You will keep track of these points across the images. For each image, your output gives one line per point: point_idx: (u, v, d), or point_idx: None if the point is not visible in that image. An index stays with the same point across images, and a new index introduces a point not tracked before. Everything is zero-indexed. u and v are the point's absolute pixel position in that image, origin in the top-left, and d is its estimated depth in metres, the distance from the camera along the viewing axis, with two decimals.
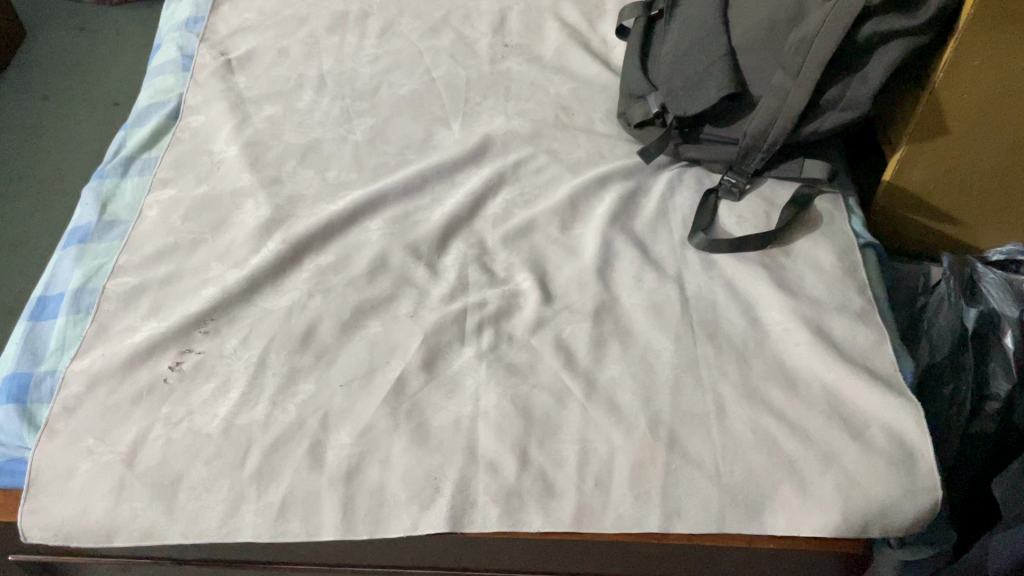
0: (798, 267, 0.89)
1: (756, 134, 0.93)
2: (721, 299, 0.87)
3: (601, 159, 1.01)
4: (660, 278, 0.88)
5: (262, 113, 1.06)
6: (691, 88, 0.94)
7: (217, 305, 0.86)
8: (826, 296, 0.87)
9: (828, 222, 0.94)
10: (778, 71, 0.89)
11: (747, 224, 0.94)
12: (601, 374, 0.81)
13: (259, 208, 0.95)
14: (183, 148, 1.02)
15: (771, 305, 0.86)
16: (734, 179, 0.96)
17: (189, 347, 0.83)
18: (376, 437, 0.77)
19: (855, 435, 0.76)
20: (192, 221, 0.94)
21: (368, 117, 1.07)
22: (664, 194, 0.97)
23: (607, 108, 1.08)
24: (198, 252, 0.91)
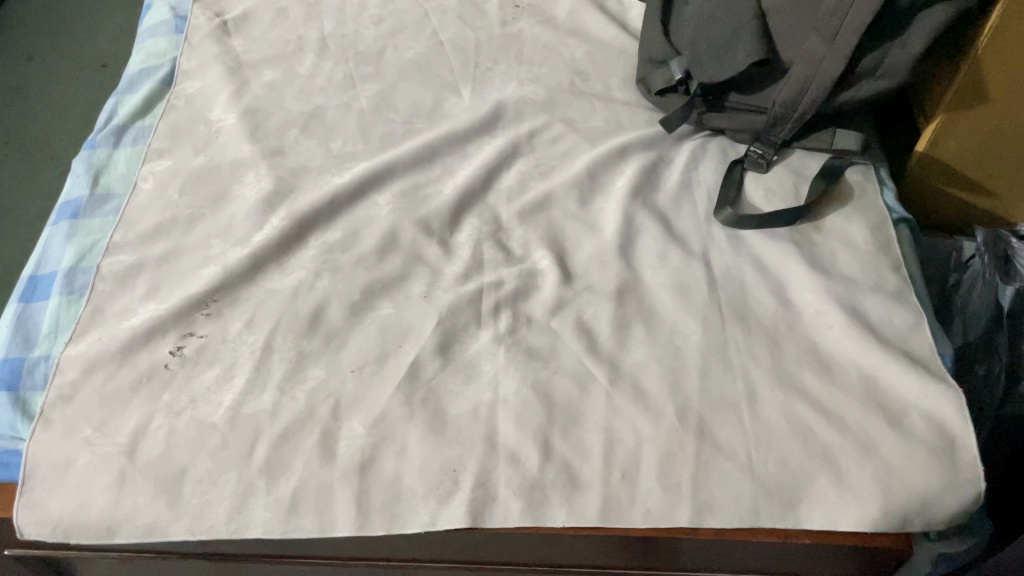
0: (830, 244, 0.85)
1: (786, 103, 0.88)
2: (750, 278, 0.83)
3: (620, 128, 0.97)
4: (685, 255, 0.84)
5: (260, 78, 1.01)
6: (717, 53, 0.89)
7: (219, 286, 0.81)
8: (860, 275, 0.82)
9: (859, 195, 0.89)
10: (811, 35, 0.84)
11: (776, 197, 0.89)
12: (626, 359, 0.77)
13: (261, 180, 0.90)
14: (178, 116, 0.96)
15: (802, 285, 0.82)
16: (761, 150, 0.92)
17: (190, 330, 0.78)
18: (390, 426, 0.73)
19: (894, 423, 0.72)
20: (190, 194, 0.89)
21: (374, 83, 1.01)
22: (687, 165, 0.92)
23: (624, 74, 1.03)
24: (197, 228, 0.86)
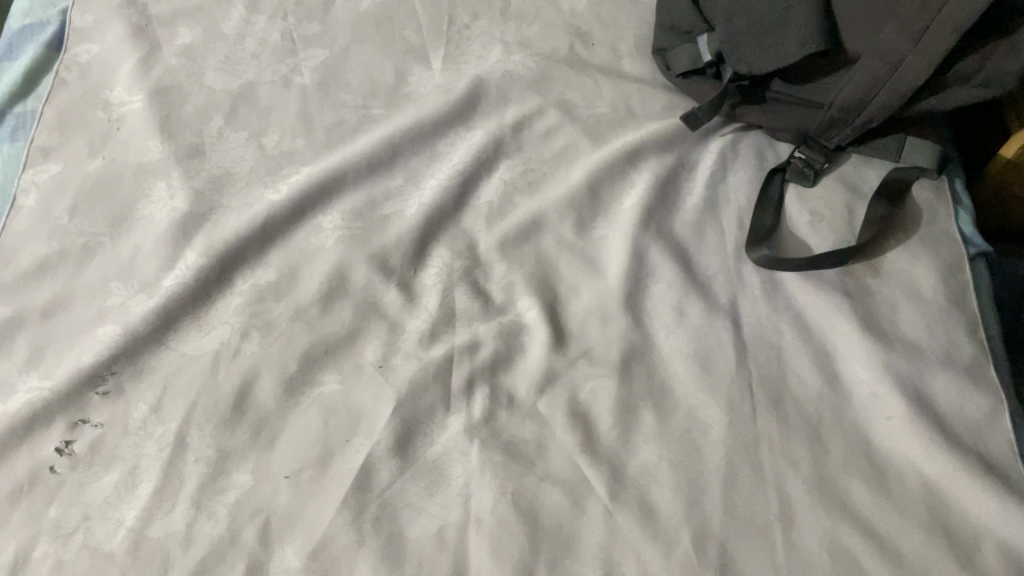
0: (890, 293, 0.68)
1: (847, 106, 0.68)
2: (789, 343, 0.66)
3: (631, 119, 0.76)
4: (709, 309, 0.67)
5: (175, 40, 0.79)
6: (761, 35, 0.68)
7: (118, 355, 0.64)
8: (928, 342, 0.65)
9: (929, 221, 0.71)
10: (890, 24, 0.63)
11: (824, 224, 0.70)
12: (630, 459, 0.62)
13: (173, 196, 0.71)
14: (68, 96, 0.76)
15: (854, 356, 0.65)
16: (808, 156, 0.73)
17: (82, 418, 0.62)
18: (332, 558, 0.57)
19: (964, 559, 0.57)
20: (83, 215, 0.70)
21: (319, 46, 0.80)
22: (714, 175, 0.73)
23: (637, 36, 0.81)
24: (91, 265, 0.68)
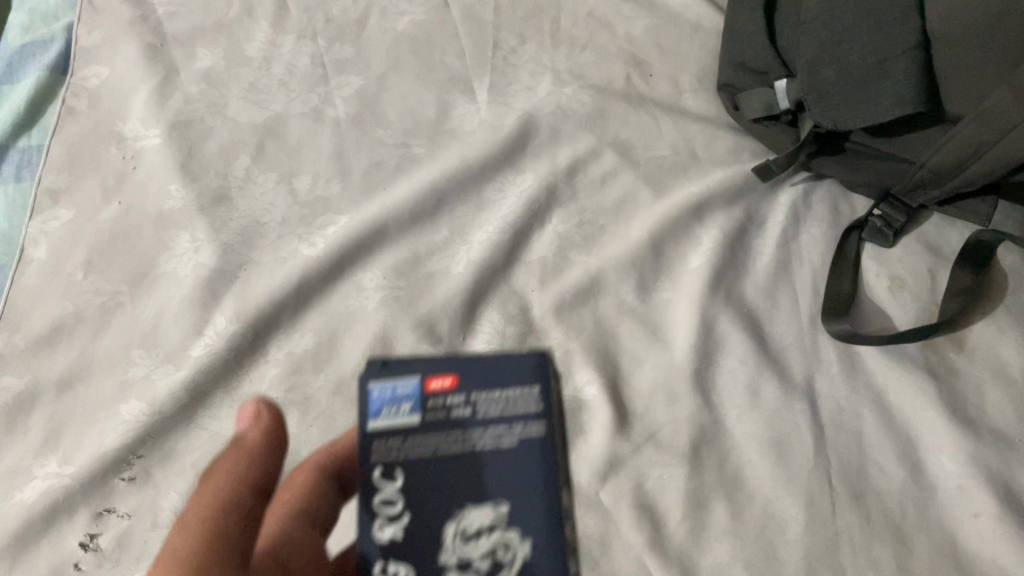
0: (977, 371, 0.62)
1: (940, 169, 0.62)
2: (869, 429, 0.61)
3: (695, 164, 0.71)
4: (784, 389, 0.62)
5: (193, 63, 0.72)
6: (850, 87, 0.61)
7: (143, 436, 0.59)
8: (1016, 430, 0.60)
9: (1016, 288, 0.65)
10: (1001, 90, 0.56)
11: (905, 291, 0.65)
12: (702, 559, 0.57)
13: (199, 249, 0.64)
14: (78, 129, 0.68)
15: (938, 445, 0.60)
16: (887, 214, 0.67)
17: (107, 507, 0.57)
18: None
19: None
20: (99, 272, 0.64)
21: (353, 74, 0.73)
22: (786, 233, 0.68)
23: (700, 68, 0.75)
24: (110, 330, 0.62)
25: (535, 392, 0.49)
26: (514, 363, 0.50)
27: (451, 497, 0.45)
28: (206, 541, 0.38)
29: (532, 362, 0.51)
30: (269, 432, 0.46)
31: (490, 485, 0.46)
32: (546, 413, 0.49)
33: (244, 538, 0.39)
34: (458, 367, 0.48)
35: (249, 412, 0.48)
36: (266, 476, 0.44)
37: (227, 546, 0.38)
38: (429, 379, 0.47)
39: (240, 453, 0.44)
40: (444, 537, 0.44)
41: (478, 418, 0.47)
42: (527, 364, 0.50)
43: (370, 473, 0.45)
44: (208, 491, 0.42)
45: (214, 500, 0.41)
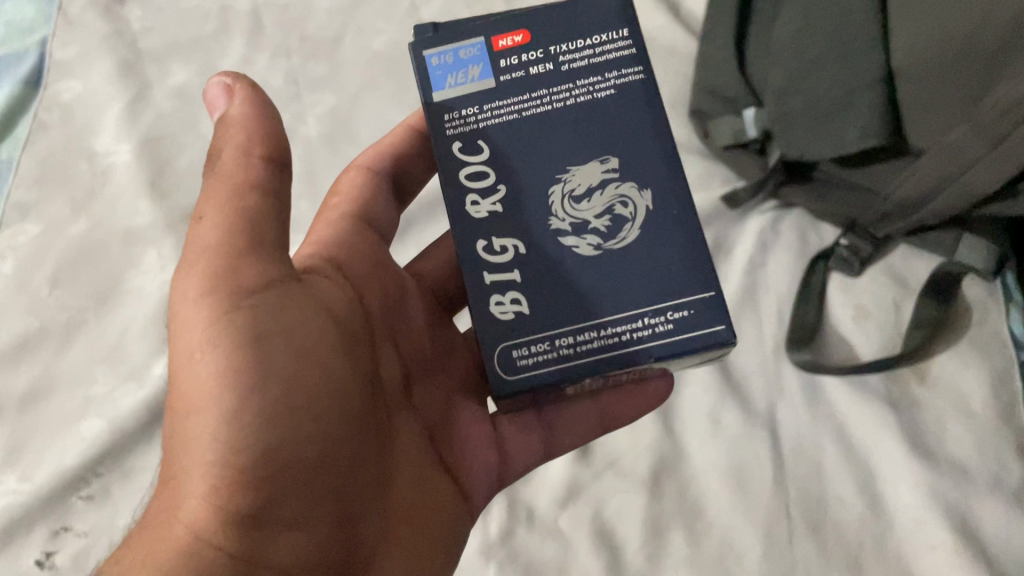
0: (937, 404, 0.63)
1: (903, 201, 0.63)
2: (829, 459, 0.61)
3: None
4: (745, 417, 0.62)
5: (167, 79, 0.72)
6: (817, 118, 0.62)
7: (103, 455, 0.58)
8: (976, 463, 0.60)
9: (978, 321, 0.66)
10: (962, 126, 0.56)
11: (869, 321, 0.66)
12: None
13: (165, 266, 0.64)
14: (49, 143, 0.69)
15: (897, 476, 0.60)
16: (854, 244, 0.67)
17: (64, 526, 0.57)
18: None
19: None
20: (65, 288, 0.64)
21: (326, 92, 0.73)
22: (753, 260, 0.68)
23: (674, 93, 0.75)
24: (73, 346, 0.62)
25: (630, 50, 0.44)
26: (590, 11, 0.44)
27: (556, 159, 0.42)
28: (238, 340, 0.36)
29: (618, 1, 0.44)
30: (253, 125, 0.39)
31: (595, 141, 0.43)
32: (641, 54, 0.44)
33: (258, 312, 0.37)
34: (527, 21, 0.44)
35: (218, 91, 0.40)
36: (252, 184, 0.38)
37: (245, 330, 0.36)
38: (497, 38, 0.43)
39: (239, 130, 0.39)
40: (567, 245, 0.41)
41: (562, 69, 0.43)
42: (609, 13, 0.44)
43: (460, 175, 0.42)
44: (208, 233, 0.37)
45: (216, 244, 0.37)
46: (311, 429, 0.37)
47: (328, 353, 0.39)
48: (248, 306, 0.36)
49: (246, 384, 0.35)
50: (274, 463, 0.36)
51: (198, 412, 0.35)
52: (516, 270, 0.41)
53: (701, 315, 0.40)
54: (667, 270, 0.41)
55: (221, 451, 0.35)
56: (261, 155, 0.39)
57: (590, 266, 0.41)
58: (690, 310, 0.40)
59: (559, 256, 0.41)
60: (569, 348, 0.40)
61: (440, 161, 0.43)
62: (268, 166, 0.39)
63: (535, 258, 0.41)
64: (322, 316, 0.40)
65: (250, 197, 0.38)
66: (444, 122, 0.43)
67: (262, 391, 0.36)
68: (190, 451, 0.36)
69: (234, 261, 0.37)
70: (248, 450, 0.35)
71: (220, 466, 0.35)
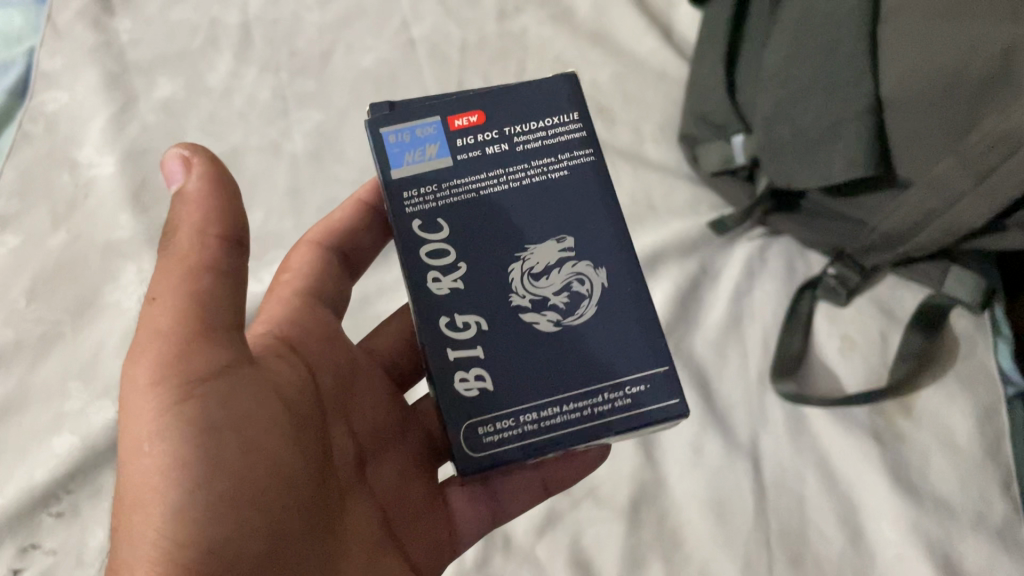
0: (922, 438, 0.62)
1: (888, 233, 0.62)
2: (811, 492, 0.60)
3: (653, 215, 0.70)
4: (728, 447, 0.61)
5: (153, 93, 0.71)
6: (804, 147, 0.61)
7: (74, 472, 0.57)
8: (959, 500, 0.59)
9: (966, 354, 0.65)
10: (950, 158, 0.56)
11: (855, 352, 0.65)
12: None
13: (145, 281, 0.64)
14: (32, 154, 0.68)
15: (880, 512, 0.59)
16: (842, 274, 0.67)
17: (32, 543, 0.55)
18: None
19: None
20: (42, 301, 0.63)
21: (313, 109, 0.72)
22: (740, 287, 0.67)
23: (663, 117, 0.75)
24: (48, 360, 0.61)
25: (582, 133, 0.43)
26: (544, 89, 0.44)
27: (515, 238, 0.42)
28: (190, 428, 0.35)
29: (569, 83, 0.44)
30: (216, 210, 0.39)
31: (550, 221, 0.42)
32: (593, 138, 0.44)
33: (212, 399, 0.36)
34: (483, 103, 0.43)
35: (174, 163, 0.40)
36: (206, 268, 0.38)
37: (196, 419, 0.35)
38: (452, 117, 0.42)
39: (195, 208, 0.39)
40: (528, 321, 0.41)
41: (518, 149, 0.43)
42: (562, 90, 0.44)
43: (420, 256, 0.41)
44: (159, 316, 0.37)
45: (171, 327, 0.36)
46: (257, 522, 0.35)
47: (282, 446, 0.38)
48: (200, 394, 0.35)
49: (194, 475, 0.34)
50: (219, 559, 0.34)
51: (146, 504, 0.34)
52: (484, 350, 0.40)
53: (654, 393, 0.40)
54: (624, 348, 0.41)
55: (169, 544, 0.33)
56: (218, 237, 0.39)
57: (553, 339, 0.41)
58: (648, 384, 0.40)
59: (518, 337, 0.41)
60: (532, 426, 0.39)
61: (401, 241, 0.41)
62: (223, 246, 0.39)
63: (495, 339, 0.40)
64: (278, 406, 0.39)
65: (203, 282, 0.38)
66: (404, 201, 0.42)
67: (212, 483, 0.34)
68: (133, 545, 0.34)
69: (184, 347, 0.36)
70: (196, 545, 0.34)
71: (168, 558, 0.33)
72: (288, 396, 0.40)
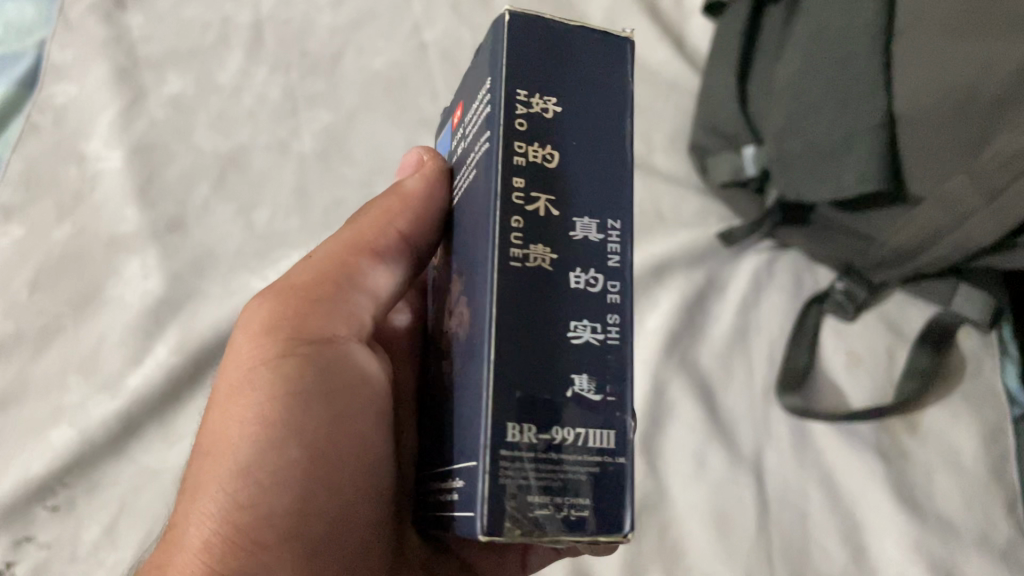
0: (926, 457, 0.61)
1: (900, 248, 0.62)
2: (815, 508, 0.60)
3: (662, 224, 0.70)
4: (732, 460, 0.61)
5: (163, 88, 0.71)
6: (815, 160, 0.61)
7: (71, 464, 0.57)
8: (963, 520, 0.59)
9: (972, 373, 0.64)
10: (961, 176, 0.55)
11: (861, 368, 0.65)
12: None
13: (149, 276, 0.63)
14: (38, 145, 0.67)
15: (884, 529, 0.59)
16: (850, 289, 0.66)
17: (27, 535, 0.55)
18: None
19: None
20: (44, 292, 0.62)
21: (323, 109, 0.72)
22: (746, 300, 0.67)
23: (672, 127, 0.75)
24: (48, 352, 0.60)
25: (489, 107, 0.31)
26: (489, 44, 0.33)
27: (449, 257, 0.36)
28: (280, 387, 0.36)
29: (501, 34, 0.31)
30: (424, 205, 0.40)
31: (462, 237, 0.34)
32: (496, 117, 0.31)
33: (307, 365, 0.37)
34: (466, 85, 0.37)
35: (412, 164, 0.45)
36: (370, 248, 0.40)
37: (287, 378, 0.37)
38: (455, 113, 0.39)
39: (398, 204, 0.40)
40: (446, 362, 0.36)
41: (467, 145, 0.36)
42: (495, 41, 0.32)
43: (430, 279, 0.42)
44: (300, 278, 0.39)
45: (305, 290, 0.38)
46: (313, 504, 0.36)
47: (369, 432, 0.38)
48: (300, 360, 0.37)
49: (269, 437, 0.36)
50: (257, 527, 0.35)
51: (219, 447, 0.36)
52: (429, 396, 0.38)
53: (467, 491, 0.30)
54: (473, 433, 0.29)
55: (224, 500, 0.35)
56: (399, 233, 0.40)
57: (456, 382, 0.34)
58: (464, 477, 0.30)
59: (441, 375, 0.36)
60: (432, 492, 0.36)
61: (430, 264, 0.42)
62: (399, 243, 0.40)
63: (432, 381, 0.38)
64: (381, 399, 0.40)
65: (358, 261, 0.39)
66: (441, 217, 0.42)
67: (281, 449, 0.36)
68: (200, 479, 0.36)
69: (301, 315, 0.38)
70: (249, 508, 0.35)
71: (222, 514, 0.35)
72: (386, 379, 0.41)
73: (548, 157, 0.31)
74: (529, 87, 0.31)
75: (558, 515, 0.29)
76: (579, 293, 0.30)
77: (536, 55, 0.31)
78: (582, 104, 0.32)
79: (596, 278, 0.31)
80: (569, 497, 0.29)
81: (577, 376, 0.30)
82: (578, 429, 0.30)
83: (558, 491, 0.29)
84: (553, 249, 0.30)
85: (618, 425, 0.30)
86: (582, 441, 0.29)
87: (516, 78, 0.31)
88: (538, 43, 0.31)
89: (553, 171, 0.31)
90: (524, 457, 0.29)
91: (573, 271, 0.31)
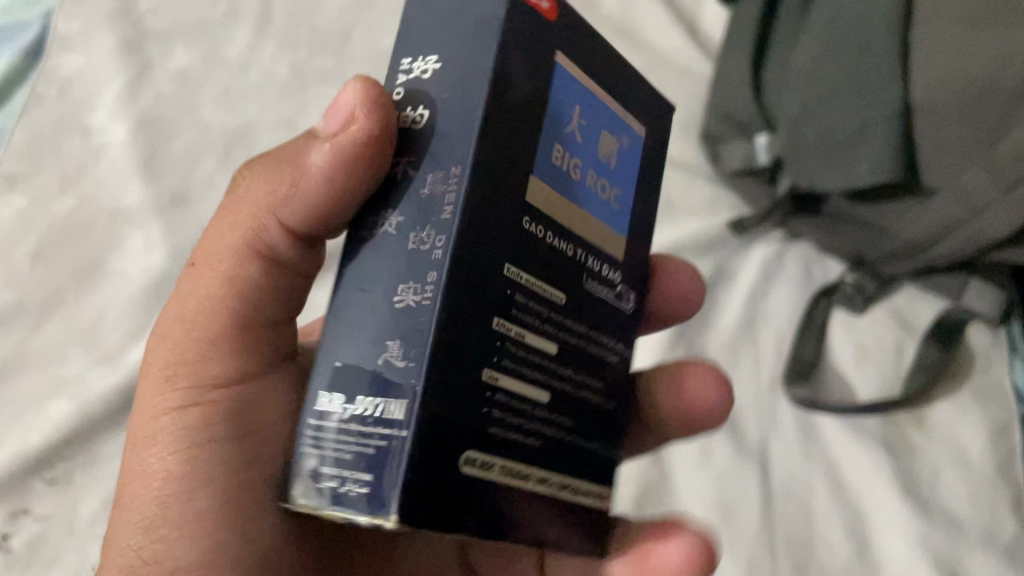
0: (933, 452, 0.61)
1: (911, 242, 0.61)
2: (820, 501, 0.59)
3: (671, 211, 0.69)
4: (737, 451, 0.60)
5: (169, 62, 0.70)
6: (828, 151, 0.60)
7: (70, 438, 0.56)
8: (969, 516, 0.58)
9: (981, 369, 0.64)
10: (976, 170, 0.55)
11: (869, 362, 0.64)
12: None
13: (152, 251, 0.63)
14: (43, 116, 0.67)
15: (889, 524, 0.58)
16: (860, 282, 0.65)
17: (24, 508, 0.54)
18: None
19: None
20: (45, 264, 0.61)
21: (331, 88, 0.72)
22: (755, 290, 0.66)
23: (684, 115, 0.74)
24: (49, 324, 0.59)
25: None
26: None
27: None
28: (188, 436, 0.36)
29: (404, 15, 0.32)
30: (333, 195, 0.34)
31: None
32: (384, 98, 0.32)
33: (212, 412, 0.36)
34: None
35: None
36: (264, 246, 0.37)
37: (196, 426, 0.36)
38: None
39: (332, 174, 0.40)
40: None
41: None
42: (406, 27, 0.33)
43: None
44: (195, 302, 0.37)
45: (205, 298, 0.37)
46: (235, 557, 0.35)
47: None
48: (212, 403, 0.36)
49: (184, 482, 0.35)
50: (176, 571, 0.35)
51: (143, 487, 0.36)
52: None
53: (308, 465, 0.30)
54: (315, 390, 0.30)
55: (139, 546, 0.35)
56: (281, 222, 0.36)
57: None
58: None
59: None
60: None
61: None
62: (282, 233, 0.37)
63: None
64: None
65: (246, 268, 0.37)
66: None
67: (190, 499, 0.35)
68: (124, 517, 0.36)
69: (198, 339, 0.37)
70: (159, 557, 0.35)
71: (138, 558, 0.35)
72: None
73: (418, 117, 0.30)
74: (413, 54, 0.31)
75: (340, 490, 0.28)
76: (412, 253, 0.29)
77: (424, 26, 0.31)
78: (455, 57, 0.30)
79: (427, 236, 0.29)
80: (358, 472, 0.27)
81: (391, 342, 0.28)
82: (380, 401, 0.28)
83: (351, 465, 0.27)
84: (407, 211, 0.30)
85: (413, 397, 0.27)
86: (378, 414, 0.27)
87: (405, 46, 0.32)
88: (433, 10, 0.31)
89: (421, 130, 0.30)
90: (326, 435, 0.28)
91: (414, 226, 0.29)
